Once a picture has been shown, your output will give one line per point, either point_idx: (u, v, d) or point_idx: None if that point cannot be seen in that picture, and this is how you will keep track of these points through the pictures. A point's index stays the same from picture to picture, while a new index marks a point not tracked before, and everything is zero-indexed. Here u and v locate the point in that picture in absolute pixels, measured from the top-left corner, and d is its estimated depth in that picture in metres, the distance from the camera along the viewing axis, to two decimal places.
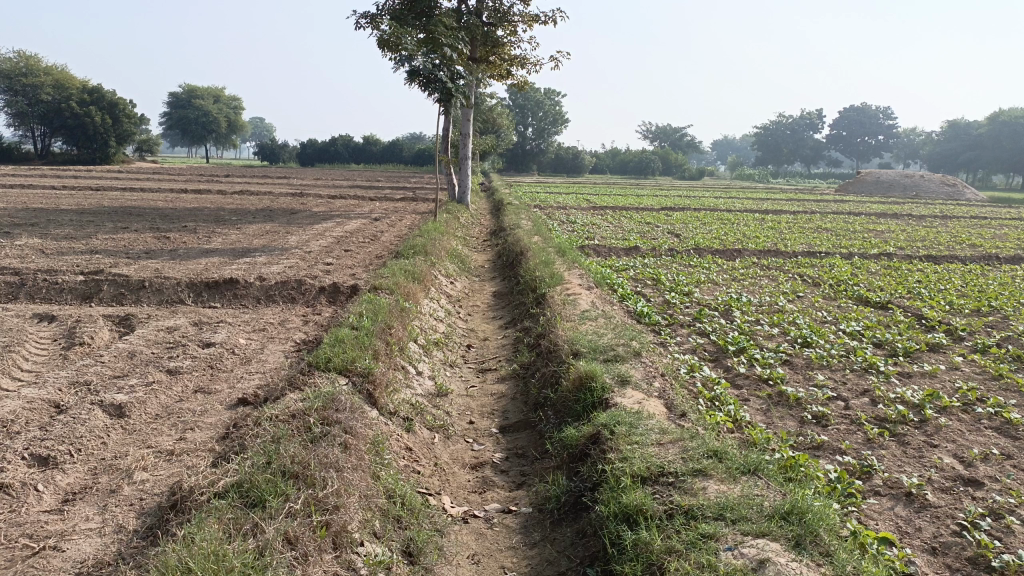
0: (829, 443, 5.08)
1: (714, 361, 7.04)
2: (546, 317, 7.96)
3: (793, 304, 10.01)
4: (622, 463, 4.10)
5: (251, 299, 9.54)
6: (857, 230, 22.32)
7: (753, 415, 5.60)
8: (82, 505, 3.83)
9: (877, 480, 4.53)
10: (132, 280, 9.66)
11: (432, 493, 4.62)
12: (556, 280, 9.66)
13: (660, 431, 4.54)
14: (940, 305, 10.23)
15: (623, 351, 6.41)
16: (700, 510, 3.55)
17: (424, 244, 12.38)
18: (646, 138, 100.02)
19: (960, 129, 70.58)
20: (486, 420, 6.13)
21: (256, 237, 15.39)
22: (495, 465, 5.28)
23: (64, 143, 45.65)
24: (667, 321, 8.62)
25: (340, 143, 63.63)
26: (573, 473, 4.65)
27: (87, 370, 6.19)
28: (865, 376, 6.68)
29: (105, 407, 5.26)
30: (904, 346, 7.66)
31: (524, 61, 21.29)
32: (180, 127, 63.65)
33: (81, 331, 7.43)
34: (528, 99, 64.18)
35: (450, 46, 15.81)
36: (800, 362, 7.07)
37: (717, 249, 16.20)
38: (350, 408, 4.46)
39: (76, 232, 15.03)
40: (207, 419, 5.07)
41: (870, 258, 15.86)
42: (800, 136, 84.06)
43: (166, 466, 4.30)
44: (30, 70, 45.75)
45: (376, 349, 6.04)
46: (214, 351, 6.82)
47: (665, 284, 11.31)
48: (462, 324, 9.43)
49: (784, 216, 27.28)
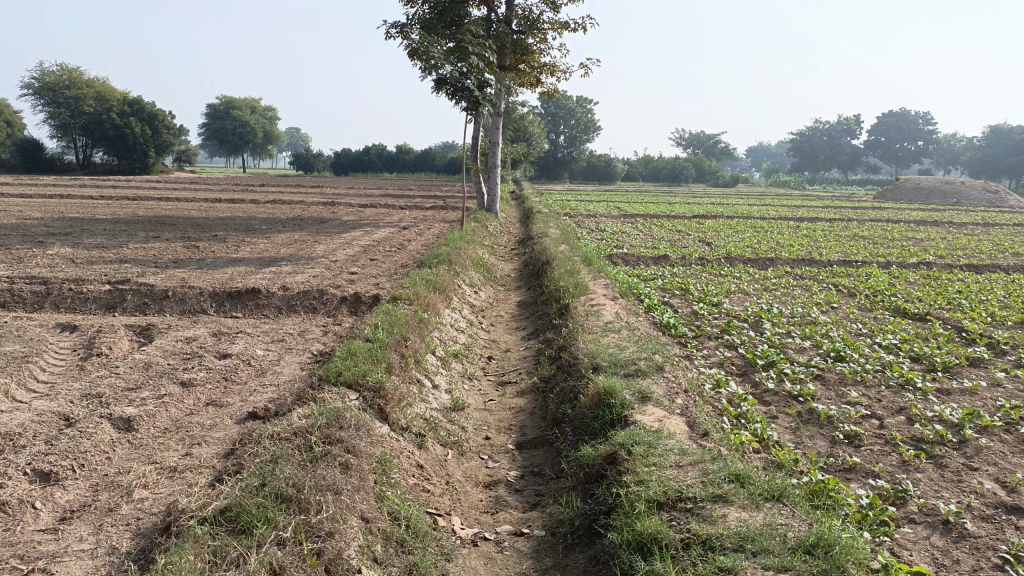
0: (862, 465, 4.81)
1: (741, 376, 6.79)
2: (568, 329, 7.77)
3: (826, 315, 9.68)
4: (637, 487, 3.89)
5: (273, 309, 9.47)
6: (894, 238, 21.79)
7: (781, 434, 5.35)
8: (78, 525, 3.72)
9: (912, 507, 4.26)
10: (155, 289, 9.65)
11: (442, 514, 4.45)
12: (580, 290, 9.45)
13: (679, 452, 4.32)
14: (981, 317, 9.81)
15: (645, 365, 6.17)
16: (717, 540, 3.33)
17: (449, 253, 12.24)
18: (679, 145, 99.46)
19: (1002, 134, 68.80)
20: (503, 436, 5.96)
21: (284, 246, 15.41)
22: (510, 483, 5.09)
23: (105, 153, 46.59)
24: (694, 332, 8.38)
25: (374, 153, 64.03)
26: (588, 495, 4.45)
27: (102, 381, 6.13)
28: (901, 393, 6.37)
29: (113, 420, 5.18)
30: (942, 361, 7.32)
31: (554, 69, 21.13)
32: (218, 137, 64.68)
33: (101, 341, 7.41)
34: (560, 107, 64.04)
35: (478, 54, 15.68)
36: (832, 377, 6.79)
37: (749, 258, 15.87)
38: (355, 425, 4.31)
39: (108, 241, 15.17)
40: (214, 434, 4.95)
41: (909, 267, 15.37)
42: (837, 142, 82.74)
43: (167, 483, 4.18)
44: (74, 83, 47.09)
45: (389, 362, 5.89)
46: (229, 363, 6.73)
47: (693, 294, 11.05)
48: (484, 335, 9.26)
49: (820, 223, 26.70)
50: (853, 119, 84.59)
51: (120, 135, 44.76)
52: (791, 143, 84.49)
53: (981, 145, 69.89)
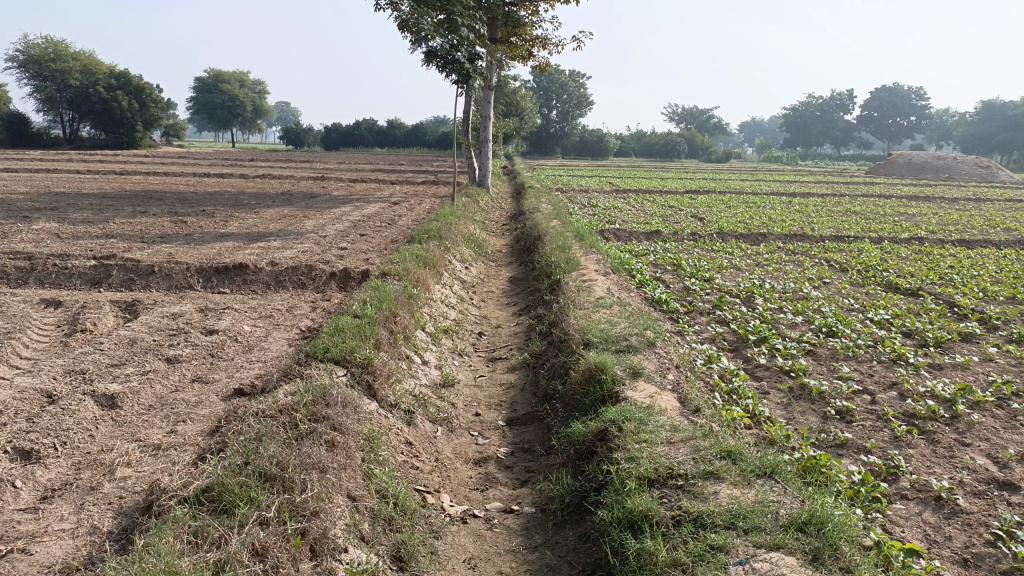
0: (853, 441, 4.78)
1: (733, 351, 6.75)
2: (559, 305, 7.70)
3: (818, 291, 9.64)
4: (628, 464, 3.84)
5: (262, 285, 9.36)
6: (887, 214, 21.78)
7: (773, 409, 5.31)
8: (58, 504, 3.65)
9: (904, 482, 4.23)
10: (142, 264, 9.52)
11: (431, 492, 4.40)
12: (571, 266, 9.37)
13: (671, 429, 4.27)
14: (973, 292, 9.80)
15: (636, 341, 6.11)
16: (709, 517, 3.28)
17: (439, 228, 12.12)
18: (672, 120, 99.02)
19: (995, 109, 68.62)
20: (493, 412, 5.91)
21: (273, 221, 15.24)
22: (500, 460, 5.05)
23: (92, 128, 46.02)
24: (686, 308, 8.33)
25: (364, 127, 63.45)
26: (579, 472, 4.40)
27: (85, 357, 6.04)
28: (893, 369, 6.35)
29: (97, 397, 5.10)
30: (934, 336, 7.29)
31: (546, 42, 20.89)
32: (207, 112, 64.00)
33: (85, 317, 7.30)
34: (552, 82, 63.86)
35: (468, 26, 15.45)
36: (824, 353, 6.75)
37: (742, 233, 15.80)
38: (342, 402, 4.24)
39: (94, 216, 14.97)
40: (200, 411, 4.88)
41: (901, 243, 15.34)
42: (830, 117, 82.50)
43: (151, 461, 4.10)
44: (59, 56, 46.42)
45: (378, 338, 5.81)
46: (216, 339, 6.64)
47: (685, 269, 10.99)
48: (475, 311, 9.19)
49: (813, 199, 26.63)
50: (846, 94, 84.28)
51: (107, 108, 44.20)
52: (784, 118, 84.11)
53: (974, 120, 69.71)
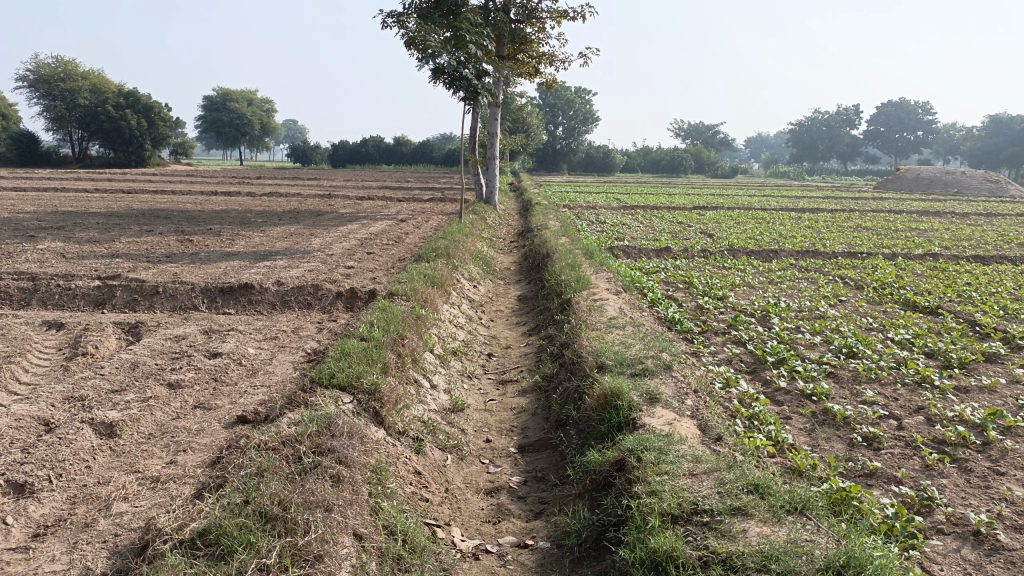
0: (883, 470, 4.56)
1: (751, 374, 6.55)
2: (571, 325, 7.51)
3: (835, 309, 9.43)
4: (649, 499, 3.64)
5: (267, 305, 9.20)
6: (898, 229, 21.56)
7: (796, 436, 5.10)
8: (50, 543, 3.46)
9: (940, 516, 4.02)
10: (146, 285, 9.38)
11: (441, 525, 4.21)
12: (582, 284, 9.19)
13: (692, 460, 4.07)
14: (994, 310, 9.57)
15: (653, 364, 5.92)
16: (738, 559, 3.09)
17: (447, 246, 11.96)
18: (678, 136, 99.18)
19: (1002, 123, 68.30)
20: (504, 438, 5.71)
21: (279, 239, 15.14)
22: (513, 490, 4.85)
23: (100, 146, 46.20)
24: (700, 328, 8.13)
25: (371, 144, 63.63)
26: (596, 504, 4.20)
27: (85, 382, 5.87)
28: (918, 392, 6.13)
29: (95, 425, 4.93)
30: (958, 357, 7.07)
31: (553, 59, 20.82)
32: (215, 130, 64.38)
33: (87, 340, 7.13)
34: (558, 97, 63.45)
35: (476, 42, 15.36)
36: (845, 375, 6.54)
37: (753, 249, 15.62)
38: (348, 433, 4.04)
39: (99, 235, 14.87)
40: (201, 440, 4.71)
41: (915, 258, 15.14)
42: (837, 132, 82.37)
43: (148, 495, 3.92)
44: (69, 75, 46.73)
45: (385, 362, 5.63)
46: (219, 362, 6.48)
47: (697, 287, 10.80)
48: (484, 332, 9.01)
49: (822, 214, 26.48)
50: (852, 109, 84.21)
51: (116, 127, 44.43)
52: (790, 133, 83.96)
53: (981, 134, 69.42)
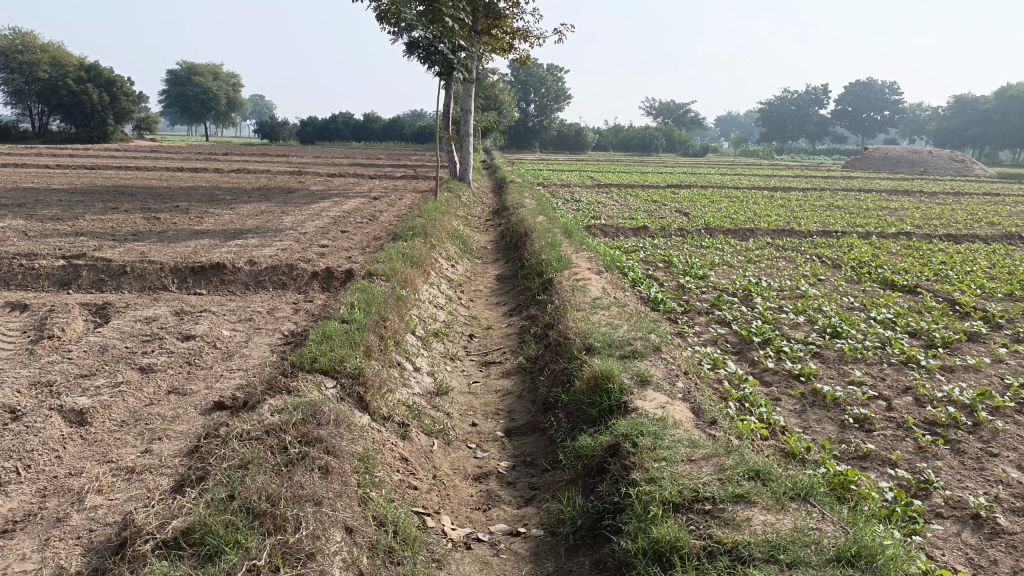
0: (877, 452, 4.51)
1: (738, 354, 6.49)
2: (554, 306, 7.37)
3: (816, 288, 9.41)
4: (649, 487, 3.54)
5: (240, 285, 8.95)
6: (870, 208, 21.70)
7: (788, 418, 5.04)
8: (20, 539, 3.27)
9: (938, 499, 3.97)
10: (113, 264, 9.07)
11: (431, 513, 4.07)
12: (563, 264, 9.04)
13: (689, 445, 3.97)
14: (972, 289, 9.61)
15: (641, 345, 5.82)
16: (745, 549, 2.99)
17: (424, 225, 11.73)
18: (649, 114, 99.18)
19: (967, 104, 69.17)
20: (490, 421, 5.59)
21: (250, 217, 14.78)
22: (501, 475, 4.72)
23: (62, 121, 44.91)
24: (683, 307, 8.05)
25: (341, 121, 62.67)
26: (590, 491, 4.10)
27: (52, 367, 5.62)
28: (905, 372, 6.11)
29: (64, 412, 4.71)
30: (941, 336, 7.07)
31: (527, 34, 20.54)
32: (181, 105, 62.92)
33: (52, 322, 6.86)
34: (530, 74, 63.61)
35: (451, 16, 15.02)
36: (832, 355, 6.50)
37: (729, 228, 15.60)
38: (334, 421, 3.87)
39: (63, 212, 14.40)
40: (177, 427, 4.52)
41: (889, 237, 15.24)
42: (806, 112, 82.83)
43: (124, 487, 3.73)
44: (27, 47, 45.29)
45: (368, 345, 5.46)
46: (194, 345, 6.25)
47: (677, 266, 10.73)
48: (464, 312, 8.85)
49: (794, 192, 26.55)
50: (821, 88, 84.71)
51: (77, 101, 43.44)
52: (760, 112, 84.15)
53: (946, 114, 70.30)
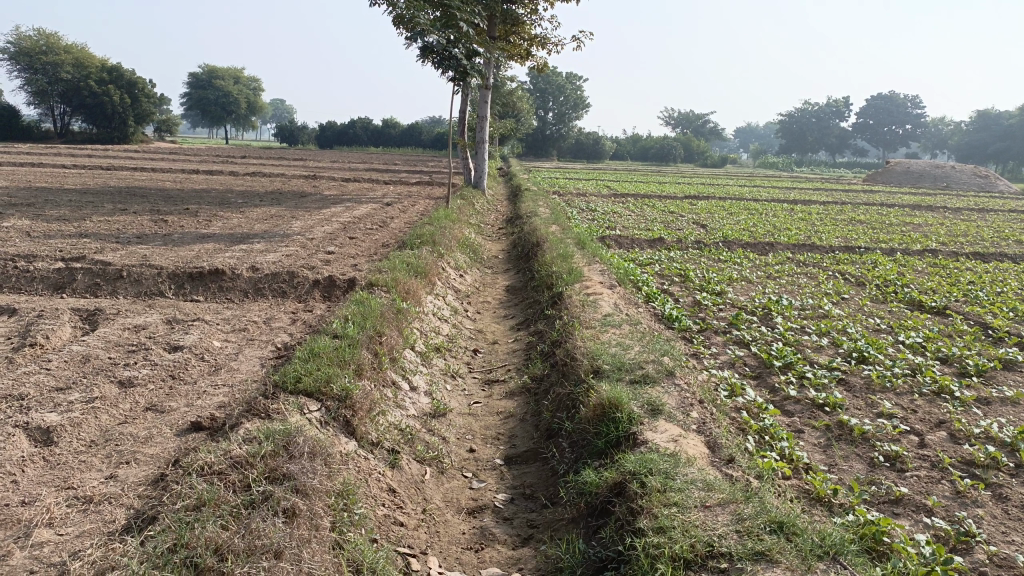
0: (911, 496, 4.09)
1: (757, 379, 6.08)
2: (563, 322, 6.99)
3: (839, 308, 8.95)
4: (658, 540, 3.14)
5: (239, 293, 8.63)
6: (893, 223, 21.21)
7: (811, 454, 4.63)
8: None
9: (981, 555, 3.54)
10: (109, 268, 8.77)
11: (417, 554, 3.70)
12: (574, 277, 8.65)
13: (704, 488, 3.58)
14: (1004, 312, 9.13)
15: (654, 369, 5.41)
16: None
17: (433, 233, 11.40)
18: (667, 125, 99.08)
19: (991, 118, 68.25)
20: (490, 447, 5.21)
21: (259, 221, 14.52)
22: (497, 510, 4.35)
23: (83, 122, 45.07)
24: (699, 326, 7.64)
25: (359, 126, 62.58)
26: (593, 535, 3.71)
27: (27, 378, 5.30)
28: (937, 403, 5.67)
29: (30, 430, 4.37)
30: (975, 364, 6.63)
31: (545, 41, 20.23)
32: (202, 108, 63.11)
33: (37, 328, 6.55)
34: (550, 83, 63.33)
35: (467, 20, 14.67)
36: (857, 382, 6.07)
37: (748, 242, 15.15)
38: (310, 454, 3.52)
39: (70, 213, 14.19)
40: (148, 450, 4.18)
41: (914, 254, 14.75)
42: (827, 124, 82.06)
43: (77, 520, 3.37)
44: (50, 48, 45.41)
45: (359, 363, 5.11)
46: (180, 357, 5.92)
47: (693, 281, 10.31)
48: (470, 325, 8.49)
49: (814, 206, 26.00)
50: (842, 100, 83.89)
51: (98, 102, 43.36)
52: (780, 124, 83.43)
53: (970, 129, 69.42)
